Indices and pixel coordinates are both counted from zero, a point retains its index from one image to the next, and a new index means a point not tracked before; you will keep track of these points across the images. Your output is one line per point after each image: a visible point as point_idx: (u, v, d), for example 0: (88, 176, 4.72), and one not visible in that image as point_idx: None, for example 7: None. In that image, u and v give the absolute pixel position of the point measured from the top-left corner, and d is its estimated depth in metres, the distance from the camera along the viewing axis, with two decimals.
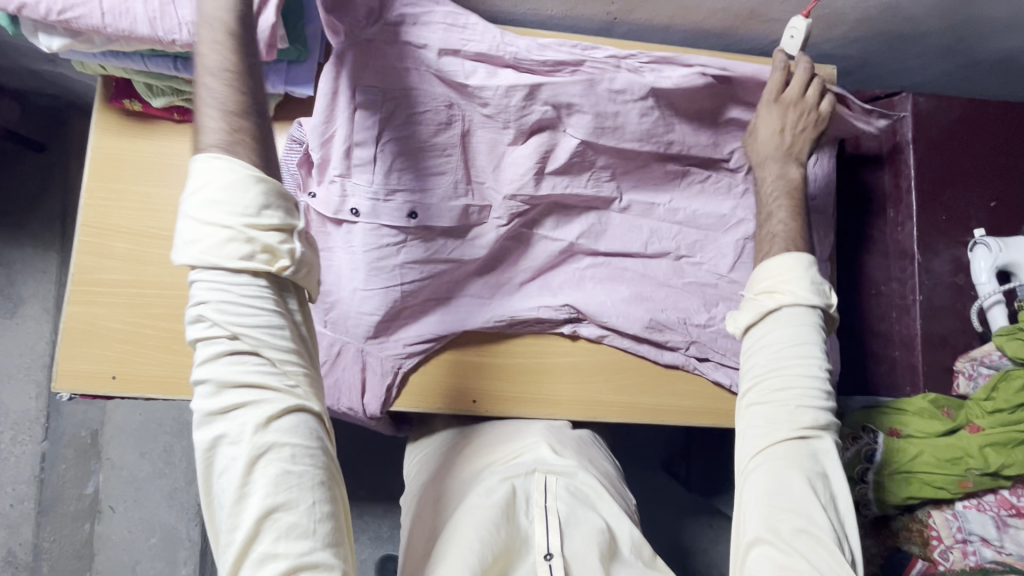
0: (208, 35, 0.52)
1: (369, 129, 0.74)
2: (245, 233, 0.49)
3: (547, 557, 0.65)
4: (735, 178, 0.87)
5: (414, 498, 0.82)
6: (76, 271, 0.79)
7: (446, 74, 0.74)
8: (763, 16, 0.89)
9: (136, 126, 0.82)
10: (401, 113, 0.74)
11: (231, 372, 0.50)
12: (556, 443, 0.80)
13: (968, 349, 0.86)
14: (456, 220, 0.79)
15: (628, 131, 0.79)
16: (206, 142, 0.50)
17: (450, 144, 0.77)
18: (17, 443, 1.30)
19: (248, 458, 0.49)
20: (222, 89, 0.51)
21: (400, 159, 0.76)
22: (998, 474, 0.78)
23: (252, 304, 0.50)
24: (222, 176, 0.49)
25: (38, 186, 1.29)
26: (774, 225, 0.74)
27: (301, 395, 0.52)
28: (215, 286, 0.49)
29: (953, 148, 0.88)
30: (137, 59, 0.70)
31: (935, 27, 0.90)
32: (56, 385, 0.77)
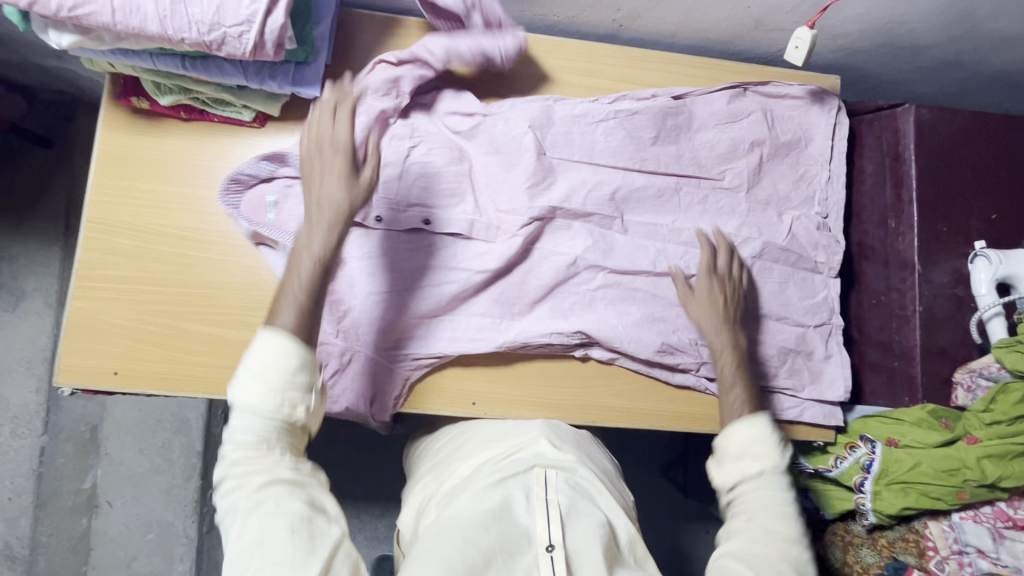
0: (311, 218, 0.68)
1: (395, 155, 0.83)
2: (285, 403, 0.60)
3: (548, 549, 0.62)
4: (737, 197, 0.90)
5: (414, 502, 0.80)
6: (79, 267, 0.80)
7: (459, 114, 0.86)
8: (769, 26, 0.89)
9: (143, 123, 0.83)
10: (420, 148, 0.84)
11: (243, 446, 0.59)
12: (556, 439, 0.79)
13: (966, 362, 0.86)
14: (466, 230, 0.84)
15: (605, 149, 0.87)
16: (279, 320, 0.63)
17: (461, 174, 0.85)
18: (16, 436, 1.30)
19: (248, 504, 0.56)
20: (305, 290, 0.65)
21: (420, 181, 0.84)
22: (995, 485, 0.79)
23: (260, 413, 0.59)
24: (270, 352, 0.60)
25: (42, 180, 1.30)
26: (728, 397, 0.75)
27: (292, 474, 0.59)
28: (245, 417, 0.59)
29: (955, 159, 0.88)
30: (147, 57, 0.70)
31: (940, 40, 0.91)
32: (58, 380, 0.77)
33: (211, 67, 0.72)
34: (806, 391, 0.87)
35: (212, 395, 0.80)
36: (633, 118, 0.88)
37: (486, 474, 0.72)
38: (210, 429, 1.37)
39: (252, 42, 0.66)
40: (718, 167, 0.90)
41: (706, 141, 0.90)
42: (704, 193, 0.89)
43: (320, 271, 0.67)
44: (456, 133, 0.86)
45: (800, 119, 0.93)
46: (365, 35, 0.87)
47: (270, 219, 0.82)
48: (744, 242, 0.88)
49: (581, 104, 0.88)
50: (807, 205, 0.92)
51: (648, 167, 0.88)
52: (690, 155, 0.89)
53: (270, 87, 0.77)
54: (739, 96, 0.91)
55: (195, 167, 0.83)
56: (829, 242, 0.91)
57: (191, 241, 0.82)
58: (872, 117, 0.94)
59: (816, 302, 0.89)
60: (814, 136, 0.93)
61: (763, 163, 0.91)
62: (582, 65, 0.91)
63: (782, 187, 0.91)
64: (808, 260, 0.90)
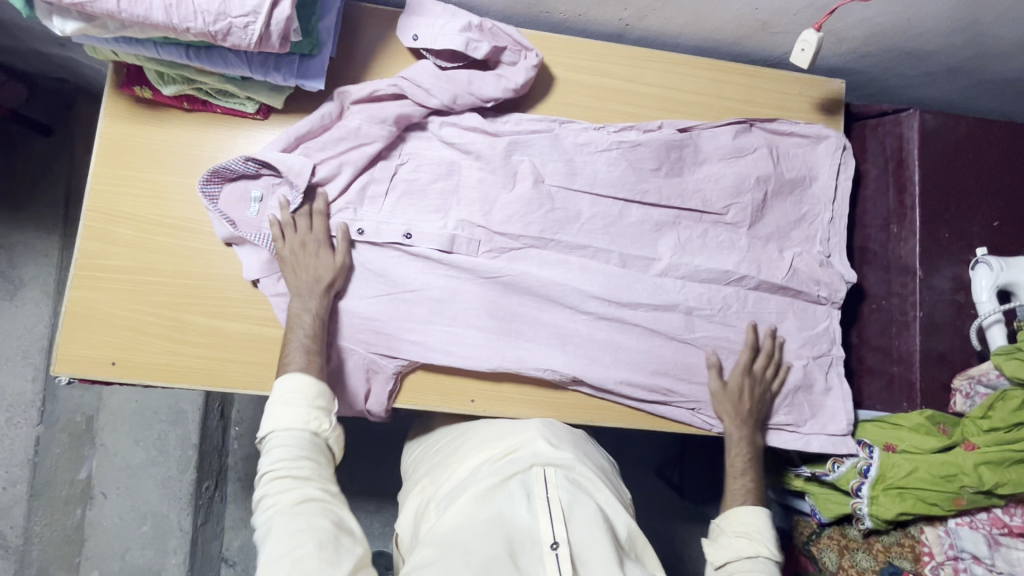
0: (304, 291, 0.77)
1: (382, 173, 0.84)
2: (317, 432, 0.69)
3: (553, 547, 0.63)
4: (737, 233, 0.89)
5: (413, 503, 0.80)
6: (79, 256, 0.79)
7: (456, 140, 0.85)
8: (776, 27, 0.89)
9: (145, 113, 0.82)
10: (407, 167, 0.85)
11: (278, 457, 0.66)
12: (551, 435, 0.78)
13: (965, 368, 0.87)
14: (446, 245, 0.83)
15: (604, 177, 0.86)
16: (291, 364, 0.72)
17: (447, 191, 0.85)
18: (11, 426, 1.29)
19: (280, 511, 0.62)
20: (305, 347, 0.74)
21: (406, 198, 0.85)
22: (992, 492, 0.79)
23: (297, 439, 0.67)
24: (305, 388, 0.70)
25: (42, 168, 1.29)
26: (731, 485, 0.82)
27: (323, 489, 0.65)
28: (284, 440, 0.67)
29: (958, 166, 0.89)
30: (150, 46, 0.70)
31: (946, 46, 0.91)
32: (55, 370, 0.77)
33: (215, 57, 0.72)
34: (807, 427, 0.88)
35: (210, 387, 0.80)
36: (635, 150, 0.87)
37: (484, 474, 0.72)
38: (207, 422, 1.37)
39: (257, 34, 0.66)
40: (722, 202, 0.89)
41: (710, 175, 0.89)
42: (705, 227, 0.89)
43: (316, 327, 0.76)
44: (449, 149, 0.86)
45: (806, 156, 0.92)
46: (371, 28, 0.86)
47: (251, 214, 0.81)
48: (743, 278, 0.88)
49: (586, 131, 0.87)
50: (807, 244, 0.91)
51: (648, 199, 0.87)
52: (694, 189, 0.89)
53: (274, 79, 0.76)
54: (745, 131, 0.90)
55: (197, 159, 0.83)
56: (833, 279, 0.89)
57: (192, 233, 0.82)
58: (876, 121, 0.94)
59: (816, 333, 0.89)
60: (819, 173, 0.92)
61: (768, 200, 0.90)
62: (587, 63, 0.91)
63: (784, 224, 0.91)
64: (809, 294, 0.89)
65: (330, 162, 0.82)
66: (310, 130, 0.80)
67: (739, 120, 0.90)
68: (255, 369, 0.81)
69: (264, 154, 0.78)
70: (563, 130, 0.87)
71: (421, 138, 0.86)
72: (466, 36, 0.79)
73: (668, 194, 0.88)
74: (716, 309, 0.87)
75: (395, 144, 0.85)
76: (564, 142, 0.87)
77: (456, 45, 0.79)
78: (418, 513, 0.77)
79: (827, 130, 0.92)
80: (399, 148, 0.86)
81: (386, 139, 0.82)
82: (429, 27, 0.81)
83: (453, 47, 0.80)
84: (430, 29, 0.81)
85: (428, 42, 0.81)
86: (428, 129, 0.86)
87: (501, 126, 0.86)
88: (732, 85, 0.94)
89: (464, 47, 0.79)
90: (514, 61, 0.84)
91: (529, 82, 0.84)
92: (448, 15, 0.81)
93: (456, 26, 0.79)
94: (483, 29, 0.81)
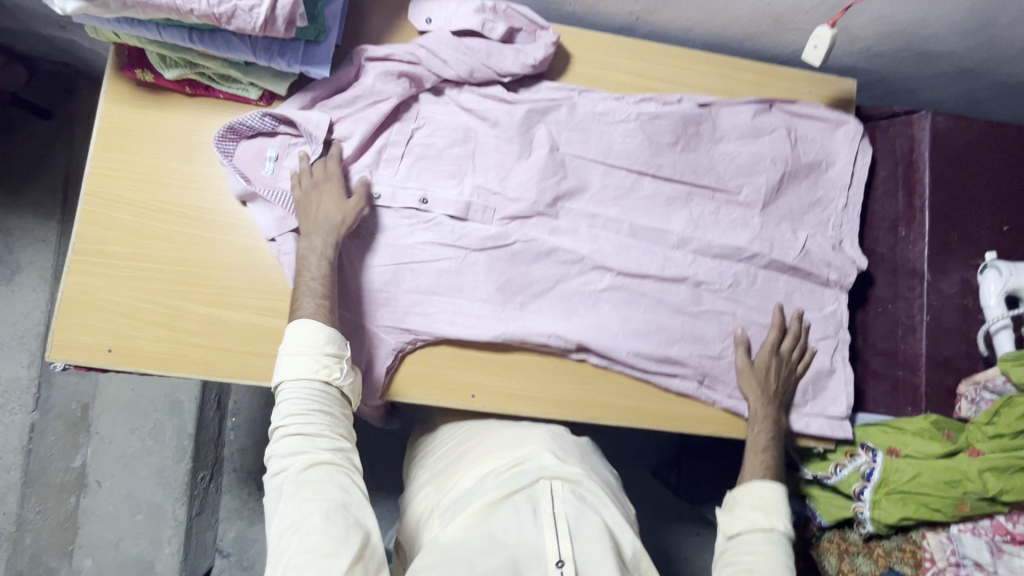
0: (313, 235, 0.76)
1: (398, 136, 0.84)
2: (331, 377, 0.69)
3: (558, 564, 0.63)
4: (749, 212, 0.88)
5: (417, 513, 0.80)
6: (76, 241, 0.78)
7: (470, 108, 0.85)
8: (788, 25, 0.88)
9: (146, 96, 0.81)
10: (423, 131, 0.85)
11: (293, 419, 0.66)
12: (558, 448, 0.77)
13: (972, 373, 0.86)
14: (461, 212, 0.83)
15: (616, 150, 0.86)
16: (301, 312, 0.72)
17: (463, 157, 0.85)
18: (6, 411, 1.28)
19: (298, 483, 0.63)
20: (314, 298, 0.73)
21: (421, 162, 0.85)
22: (996, 499, 0.78)
23: (311, 400, 0.67)
24: (317, 335, 0.70)
25: (40, 153, 1.28)
26: (751, 461, 0.80)
27: (337, 456, 0.66)
28: (297, 396, 0.67)
29: (970, 169, 0.87)
30: (152, 27, 0.68)
31: (960, 48, 0.90)
32: (50, 355, 0.76)
33: (219, 41, 0.70)
34: (808, 406, 0.86)
35: (206, 376, 0.79)
36: (654, 122, 0.87)
37: (490, 486, 0.71)
38: (203, 412, 1.35)
39: (262, 17, 0.64)
40: (736, 180, 0.88)
41: (727, 152, 0.89)
42: (717, 205, 0.88)
43: (330, 272, 0.75)
44: (465, 115, 0.85)
45: (823, 141, 0.91)
46: (379, 16, 0.85)
47: (266, 173, 0.81)
48: (755, 256, 0.86)
49: (603, 102, 0.87)
50: (819, 228, 0.90)
51: (662, 173, 0.87)
52: (708, 165, 0.88)
53: (278, 65, 0.75)
54: (764, 112, 0.90)
55: (198, 144, 0.81)
56: (843, 262, 0.88)
57: (191, 220, 0.80)
58: (887, 122, 0.93)
59: (823, 315, 0.88)
60: (836, 159, 0.91)
61: (783, 182, 0.89)
62: (597, 56, 0.90)
63: (797, 208, 0.90)
64: (817, 277, 0.88)
65: (346, 122, 0.82)
66: (327, 92, 0.81)
67: (759, 100, 0.90)
68: (253, 360, 0.79)
69: (286, 111, 0.79)
70: (581, 99, 0.87)
71: (436, 103, 0.85)
72: (481, 17, 0.81)
73: (682, 168, 0.88)
74: (722, 309, 0.86)
75: (411, 105, 0.85)
76: (579, 110, 0.87)
77: (472, 26, 0.81)
78: (422, 523, 0.77)
79: (846, 116, 0.91)
80: (415, 109, 0.85)
81: (401, 96, 0.82)
82: (443, 10, 0.83)
83: (469, 27, 0.81)
84: (443, 13, 0.83)
85: (442, 24, 0.83)
86: (445, 96, 0.86)
87: (508, 118, 0.85)
88: (743, 83, 0.92)
89: (480, 28, 0.81)
90: (531, 42, 0.85)
91: (548, 58, 0.85)
92: None
93: (470, 8, 0.81)
94: (497, 11, 0.82)
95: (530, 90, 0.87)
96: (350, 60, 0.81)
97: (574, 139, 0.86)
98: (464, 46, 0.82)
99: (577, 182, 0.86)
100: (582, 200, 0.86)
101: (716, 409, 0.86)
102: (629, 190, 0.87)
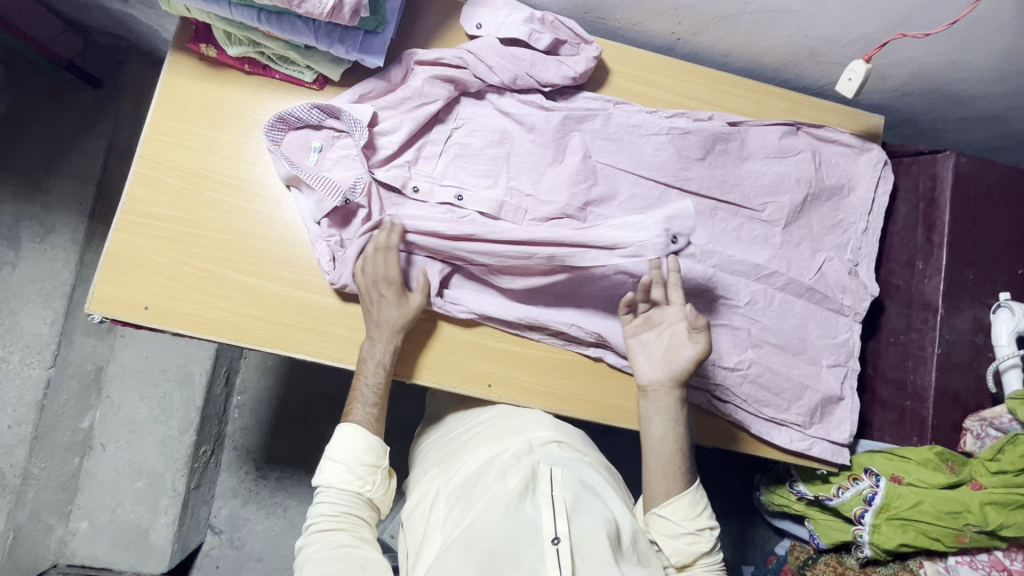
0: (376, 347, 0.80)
1: (438, 135, 0.88)
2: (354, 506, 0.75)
3: (553, 542, 0.65)
4: (772, 229, 0.91)
5: (419, 489, 0.83)
6: (126, 200, 0.81)
7: (506, 112, 0.88)
8: (823, 57, 0.91)
9: (206, 70, 0.85)
10: (462, 131, 0.88)
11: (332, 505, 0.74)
12: (563, 440, 0.80)
13: (978, 410, 0.87)
14: (495, 210, 0.86)
15: (646, 161, 0.89)
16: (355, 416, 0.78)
17: (498, 158, 0.88)
18: (24, 365, 1.27)
19: (339, 478, 0.75)
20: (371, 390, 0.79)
21: (459, 160, 0.88)
22: (995, 533, 0.80)
23: (339, 497, 0.75)
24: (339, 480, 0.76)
25: (88, 118, 1.32)
26: (664, 467, 0.79)
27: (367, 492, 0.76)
28: (328, 490, 0.75)
29: (988, 211, 0.90)
30: (224, 6, 0.73)
31: (987, 93, 0.93)
32: (90, 307, 0.79)
33: (284, 23, 0.74)
34: (814, 429, 0.87)
35: (234, 342, 0.81)
36: (684, 136, 0.89)
37: (497, 470, 0.74)
38: (213, 387, 1.37)
39: (331, 5, 0.68)
40: (760, 198, 0.91)
41: (753, 170, 0.91)
42: (740, 222, 0.91)
43: (384, 373, 0.79)
44: (503, 119, 0.89)
45: (846, 167, 0.94)
46: (433, 14, 0.89)
47: (311, 163, 0.85)
48: (773, 274, 0.89)
49: (638, 115, 0.90)
50: (838, 251, 0.92)
51: (690, 187, 0.90)
52: (734, 183, 0.91)
53: (337, 51, 0.79)
54: (791, 134, 0.93)
55: (250, 120, 0.85)
56: (858, 287, 0.91)
57: (238, 191, 0.84)
58: (911, 159, 0.96)
59: (836, 343, 0.90)
60: (858, 185, 0.94)
61: (807, 203, 0.92)
62: (636, 72, 0.93)
63: (819, 229, 0.92)
64: (833, 301, 0.90)
65: (391, 119, 0.85)
66: (374, 91, 0.85)
67: (785, 123, 0.93)
68: (283, 331, 0.82)
69: (334, 103, 0.81)
70: (615, 111, 0.90)
71: (476, 105, 0.89)
72: (528, 27, 0.83)
73: (709, 183, 0.90)
74: (738, 325, 0.87)
75: (451, 107, 0.88)
76: (614, 121, 0.89)
77: (520, 35, 0.83)
78: (427, 501, 0.80)
79: (870, 143, 0.94)
80: (456, 111, 0.89)
81: (446, 99, 0.86)
82: (493, 17, 0.85)
83: (516, 37, 0.84)
84: (493, 19, 0.85)
85: (491, 30, 0.85)
86: (486, 100, 0.89)
87: (546, 123, 0.87)
88: (774, 109, 0.96)
89: (527, 37, 0.83)
90: (574, 54, 0.88)
91: (589, 71, 0.87)
92: (510, 7, 0.84)
93: (519, 17, 0.83)
94: (544, 22, 0.85)
95: (568, 99, 0.90)
96: (398, 62, 0.84)
97: (607, 150, 0.89)
98: (510, 55, 0.84)
99: (609, 191, 0.88)
100: (610, 208, 0.89)
101: (723, 419, 0.89)
102: (656, 203, 0.89)
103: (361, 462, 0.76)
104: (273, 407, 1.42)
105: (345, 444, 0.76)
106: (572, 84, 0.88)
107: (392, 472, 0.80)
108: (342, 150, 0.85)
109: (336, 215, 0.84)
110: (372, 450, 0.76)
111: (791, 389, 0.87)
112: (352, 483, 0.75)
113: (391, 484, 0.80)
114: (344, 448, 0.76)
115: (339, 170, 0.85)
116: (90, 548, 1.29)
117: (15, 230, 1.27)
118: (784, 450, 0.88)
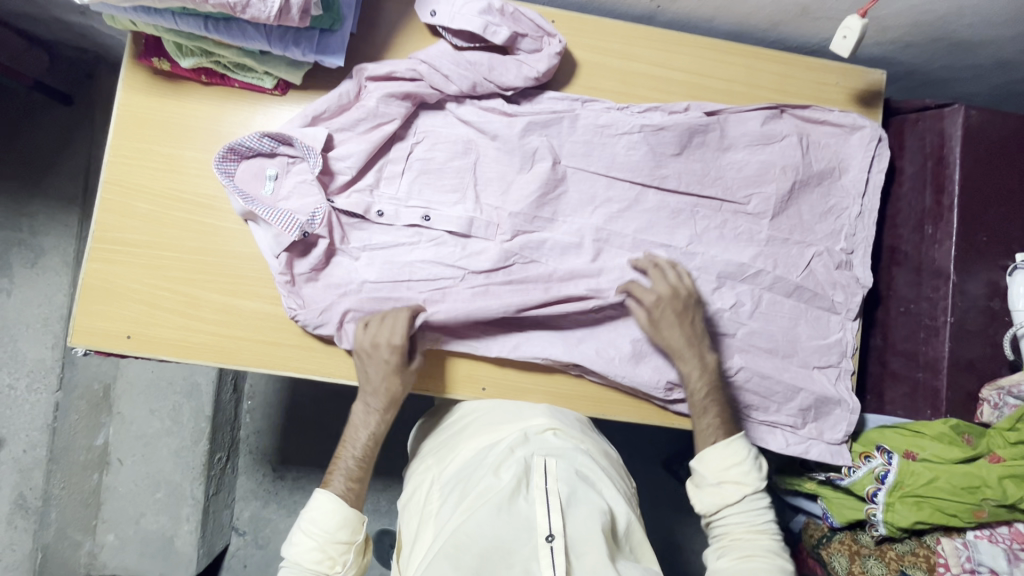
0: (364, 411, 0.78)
1: (398, 153, 0.83)
2: None
3: (548, 539, 0.62)
4: (758, 224, 0.86)
5: (413, 481, 0.81)
6: (96, 228, 0.79)
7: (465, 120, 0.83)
8: (816, 13, 0.85)
9: (163, 83, 0.81)
10: (423, 146, 0.84)
11: None
12: (559, 427, 0.78)
13: (995, 377, 0.84)
14: (464, 228, 0.82)
15: (620, 161, 0.84)
16: (332, 484, 0.75)
17: (465, 169, 0.84)
18: (32, 391, 1.29)
19: (312, 558, 0.71)
20: (353, 466, 0.77)
21: (423, 177, 0.83)
22: (1015, 506, 0.77)
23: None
24: (302, 557, 0.71)
25: (64, 138, 1.28)
26: (701, 423, 0.78)
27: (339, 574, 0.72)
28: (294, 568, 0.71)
29: (1003, 165, 0.84)
30: (167, 16, 0.68)
31: (998, 38, 0.86)
32: (72, 340, 0.78)
33: (234, 30, 0.70)
34: (807, 430, 0.85)
35: (221, 364, 0.80)
36: (658, 133, 0.84)
37: (489, 463, 0.72)
38: (221, 396, 1.33)
39: (277, 7, 0.63)
40: (744, 191, 0.86)
41: (735, 162, 0.86)
42: (724, 217, 0.86)
43: (373, 439, 0.79)
44: (464, 127, 0.84)
45: (837, 147, 0.88)
46: (396, 3, 0.84)
47: (267, 192, 0.80)
48: (758, 274, 0.85)
49: (608, 114, 0.84)
50: (830, 240, 0.88)
51: (667, 185, 0.85)
52: (715, 176, 0.86)
53: (293, 54, 0.74)
54: (775, 118, 0.87)
55: (215, 133, 0.82)
56: (849, 283, 0.87)
57: (206, 208, 0.81)
58: (915, 115, 0.90)
59: (827, 343, 0.86)
60: (850, 166, 0.88)
61: (794, 191, 0.87)
62: (613, 45, 0.87)
63: (809, 218, 0.87)
64: (824, 299, 0.86)
65: (348, 142, 0.80)
66: (328, 109, 0.79)
67: (769, 107, 0.86)
68: (266, 349, 0.80)
69: (285, 130, 0.77)
70: (584, 110, 0.85)
71: (436, 116, 0.84)
72: (485, 18, 0.77)
73: (688, 180, 0.85)
74: (723, 332, 0.84)
75: (410, 121, 0.84)
76: (581, 122, 0.84)
77: (475, 28, 0.77)
78: (418, 496, 0.78)
79: (863, 120, 0.87)
80: (414, 125, 0.84)
81: (404, 117, 0.81)
82: (449, 5, 0.79)
83: (471, 30, 0.78)
84: (449, 7, 0.79)
85: (445, 20, 0.79)
86: (446, 110, 0.84)
87: (509, 129, 0.82)
88: (765, 74, 0.89)
89: (483, 30, 0.77)
90: (537, 48, 0.81)
91: (552, 69, 0.82)
92: None
93: (475, 8, 0.77)
94: (504, 12, 0.78)
95: (531, 101, 0.85)
96: (349, 77, 0.79)
97: (577, 153, 0.84)
98: (465, 61, 0.79)
99: (593, 177, 0.85)
100: (595, 199, 0.84)
101: None
102: (638, 203, 0.85)
103: (333, 541, 0.71)
104: (283, 410, 1.36)
105: (319, 517, 0.72)
106: (535, 84, 0.83)
107: (366, 547, 0.76)
108: (299, 177, 0.81)
109: (296, 246, 0.79)
110: (347, 527, 0.72)
111: (783, 391, 0.83)
112: (321, 564, 0.71)
113: (365, 559, 0.75)
114: (318, 523, 0.71)
115: (296, 198, 0.81)
116: (120, 559, 1.30)
117: (6, 257, 1.27)
118: (780, 453, 0.85)
